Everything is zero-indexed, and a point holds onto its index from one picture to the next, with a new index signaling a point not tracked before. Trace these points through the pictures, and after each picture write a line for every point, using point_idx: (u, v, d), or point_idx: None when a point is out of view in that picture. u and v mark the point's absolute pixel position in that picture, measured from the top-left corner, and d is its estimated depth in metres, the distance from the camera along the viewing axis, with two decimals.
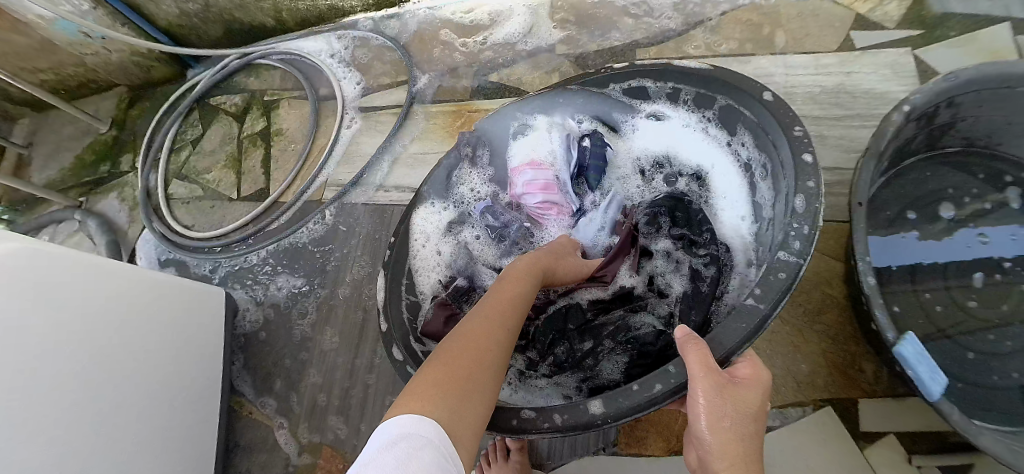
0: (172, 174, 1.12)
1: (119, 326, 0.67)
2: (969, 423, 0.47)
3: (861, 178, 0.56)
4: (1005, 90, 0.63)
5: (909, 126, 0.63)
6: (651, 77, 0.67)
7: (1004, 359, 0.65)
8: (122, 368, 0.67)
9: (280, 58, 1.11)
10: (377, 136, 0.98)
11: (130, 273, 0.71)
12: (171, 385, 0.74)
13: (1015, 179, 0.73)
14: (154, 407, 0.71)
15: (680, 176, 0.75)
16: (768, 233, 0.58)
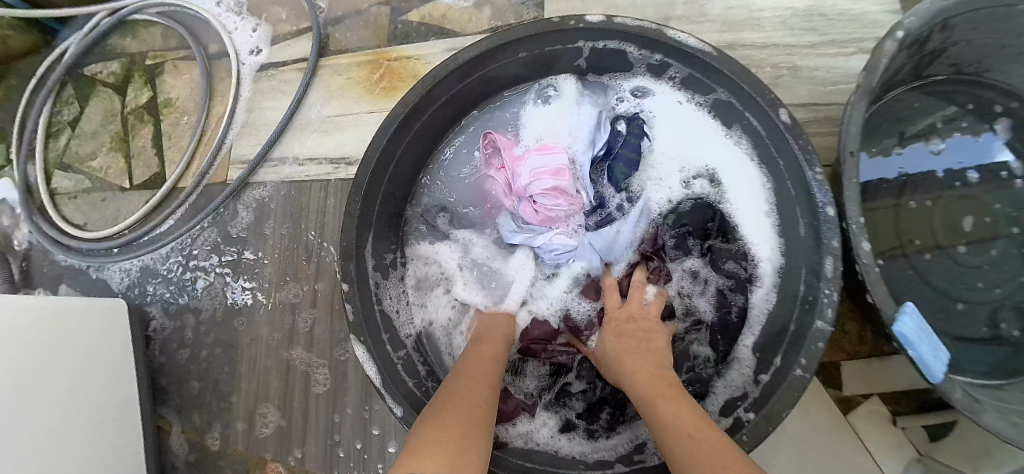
0: (53, 164, 0.94)
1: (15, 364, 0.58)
2: (971, 402, 0.43)
3: (852, 114, 0.47)
4: (1003, 10, 0.53)
5: (901, 55, 0.53)
6: (635, 44, 0.57)
7: (992, 308, 0.60)
8: (49, 407, 0.60)
9: (158, 11, 0.92)
10: (281, 99, 0.84)
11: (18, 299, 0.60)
12: (103, 413, 0.68)
13: (1003, 108, 0.65)
14: (96, 438, 0.65)
15: (694, 173, 0.63)
16: (796, 250, 0.54)
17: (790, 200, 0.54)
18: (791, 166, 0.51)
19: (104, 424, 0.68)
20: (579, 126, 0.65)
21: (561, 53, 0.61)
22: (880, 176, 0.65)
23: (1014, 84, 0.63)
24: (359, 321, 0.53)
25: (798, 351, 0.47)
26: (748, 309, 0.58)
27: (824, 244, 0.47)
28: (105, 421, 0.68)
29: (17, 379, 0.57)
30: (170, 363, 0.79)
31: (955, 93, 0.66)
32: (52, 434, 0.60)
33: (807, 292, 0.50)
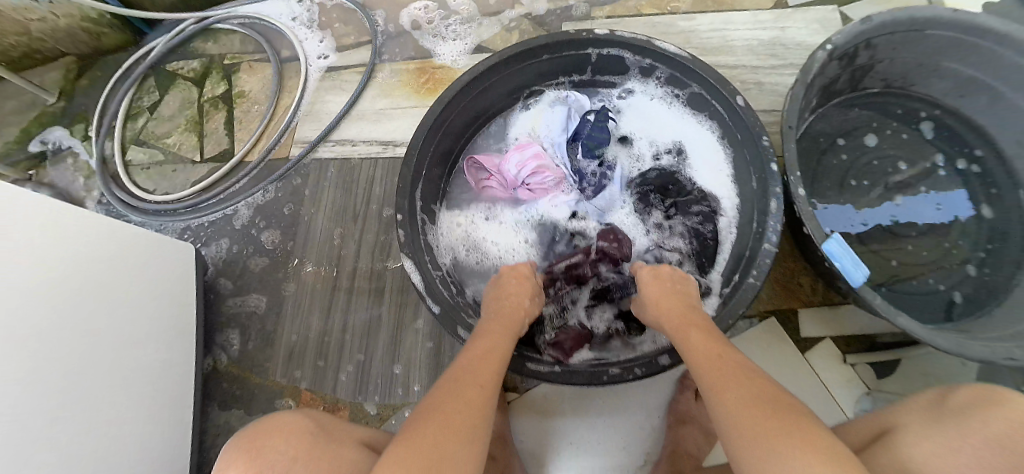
0: (129, 141, 1.09)
1: (106, 276, 0.70)
2: (887, 305, 0.57)
3: (792, 103, 0.65)
4: (915, 34, 0.72)
5: (833, 65, 0.71)
6: (632, 51, 0.74)
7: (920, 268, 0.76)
8: (107, 317, 0.69)
9: (240, 22, 1.10)
10: (341, 95, 1.00)
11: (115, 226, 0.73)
12: (151, 336, 0.76)
13: (929, 115, 0.83)
14: (139, 356, 0.73)
15: (659, 150, 0.80)
16: (749, 200, 0.68)
17: (744, 164, 0.69)
18: (744, 138, 0.67)
19: (151, 346, 0.76)
20: (553, 121, 0.83)
21: (574, 58, 0.78)
22: (844, 227, 0.79)
23: (932, 94, 0.82)
24: (407, 243, 0.66)
25: (750, 266, 0.61)
26: (721, 235, 0.73)
27: (769, 190, 0.62)
28: (152, 344, 0.76)
29: (89, 284, 0.67)
30: (223, 308, 0.90)
31: (890, 103, 0.84)
32: (103, 341, 0.68)
33: (756, 228, 0.64)
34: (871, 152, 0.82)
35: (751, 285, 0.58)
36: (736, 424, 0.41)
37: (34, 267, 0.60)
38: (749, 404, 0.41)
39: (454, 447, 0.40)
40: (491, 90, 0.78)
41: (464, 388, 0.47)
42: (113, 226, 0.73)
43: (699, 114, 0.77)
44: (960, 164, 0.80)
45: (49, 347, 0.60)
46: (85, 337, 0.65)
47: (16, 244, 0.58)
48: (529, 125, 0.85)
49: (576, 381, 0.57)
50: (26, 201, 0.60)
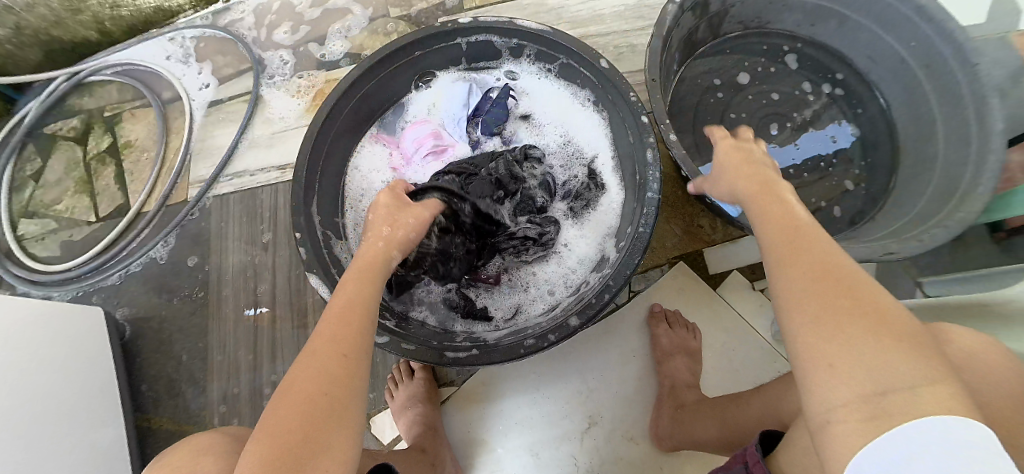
0: (16, 215, 1.02)
1: (15, 355, 0.66)
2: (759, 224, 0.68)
3: (652, 59, 0.70)
4: None
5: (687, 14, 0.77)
6: (497, 33, 0.76)
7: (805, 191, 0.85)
8: (18, 393, 0.65)
9: (113, 71, 1.06)
10: (231, 126, 0.98)
11: (16, 303, 0.70)
12: (73, 408, 0.73)
13: (791, 48, 0.91)
14: (66, 431, 0.70)
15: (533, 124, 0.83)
16: (628, 154, 0.71)
17: (620, 124, 0.72)
18: (615, 99, 0.70)
19: (75, 415, 0.73)
20: (453, 99, 0.84)
21: (446, 50, 0.80)
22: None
23: (787, 29, 0.90)
24: (310, 260, 0.66)
25: (638, 219, 0.64)
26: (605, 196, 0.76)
27: (643, 142, 0.66)
28: (74, 415, 0.72)
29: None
30: (145, 365, 0.87)
31: (751, 42, 0.91)
32: (24, 416, 0.65)
33: (637, 180, 0.68)
34: (744, 89, 0.90)
35: (643, 234, 0.62)
36: (798, 289, 0.37)
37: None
38: (817, 281, 0.37)
39: (323, 427, 0.39)
40: (369, 92, 0.78)
41: (317, 361, 0.42)
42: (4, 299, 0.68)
43: (571, 84, 0.80)
44: (825, 88, 0.90)
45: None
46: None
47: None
48: (419, 116, 0.85)
49: (498, 358, 0.59)
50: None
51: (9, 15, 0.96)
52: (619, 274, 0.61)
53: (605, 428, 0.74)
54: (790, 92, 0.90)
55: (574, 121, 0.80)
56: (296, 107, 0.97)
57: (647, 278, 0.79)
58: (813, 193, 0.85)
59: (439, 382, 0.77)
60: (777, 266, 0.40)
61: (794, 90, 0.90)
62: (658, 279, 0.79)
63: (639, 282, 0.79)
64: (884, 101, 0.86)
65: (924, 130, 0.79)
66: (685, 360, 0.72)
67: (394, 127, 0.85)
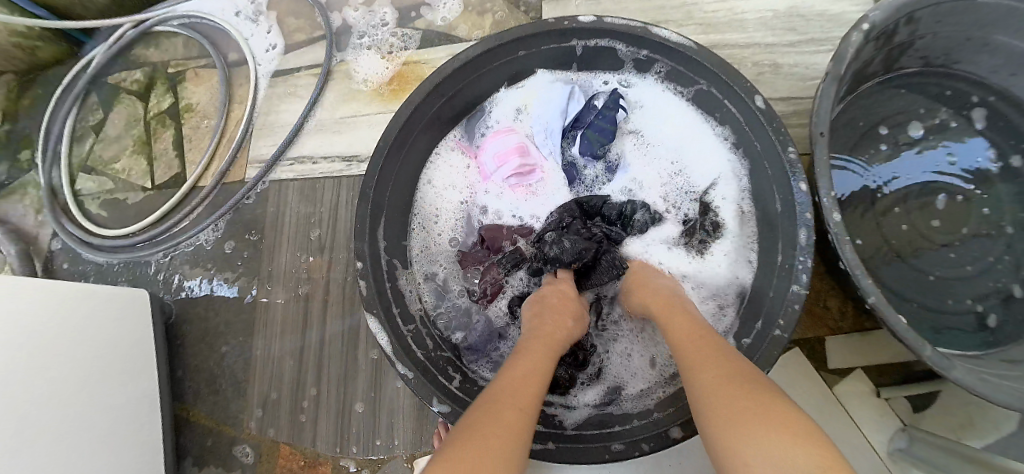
0: (76, 167, 0.99)
1: (44, 347, 0.62)
2: (941, 357, 0.48)
3: (822, 103, 0.53)
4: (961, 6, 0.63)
5: (870, 46, 0.62)
6: (623, 40, 0.61)
7: (967, 284, 0.69)
8: (55, 391, 0.62)
9: (179, 23, 0.97)
10: (297, 102, 0.89)
11: (53, 291, 0.66)
12: (112, 401, 0.69)
13: (982, 101, 0.74)
14: (103, 430, 0.66)
15: (647, 148, 0.69)
16: (771, 218, 0.57)
17: (766, 178, 0.57)
18: (766, 147, 0.55)
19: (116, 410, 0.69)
20: (550, 104, 0.70)
21: (557, 50, 0.66)
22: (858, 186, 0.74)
23: (979, 75, 0.74)
24: (370, 296, 0.57)
25: (776, 313, 0.51)
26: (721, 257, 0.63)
27: (798, 214, 0.52)
28: (116, 411, 0.69)
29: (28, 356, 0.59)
30: (187, 352, 0.83)
31: (929, 84, 0.76)
32: (56, 414, 0.61)
33: (780, 260, 0.54)
34: (913, 144, 0.75)
35: (779, 338, 0.49)
36: (711, 400, 0.38)
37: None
38: (721, 401, 0.37)
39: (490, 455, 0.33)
40: (457, 92, 0.66)
41: (495, 404, 0.39)
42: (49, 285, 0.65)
43: (705, 116, 0.65)
44: (1014, 161, 0.72)
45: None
46: (27, 421, 0.58)
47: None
48: (503, 123, 0.73)
49: (576, 459, 0.49)
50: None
51: None
52: None
53: None
54: (969, 153, 0.74)
55: (698, 154, 0.66)
56: (384, 68, 0.87)
57: None
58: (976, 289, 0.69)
59: None
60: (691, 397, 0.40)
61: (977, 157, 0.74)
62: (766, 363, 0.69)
63: None
64: None
65: None
66: None
67: (477, 132, 0.74)
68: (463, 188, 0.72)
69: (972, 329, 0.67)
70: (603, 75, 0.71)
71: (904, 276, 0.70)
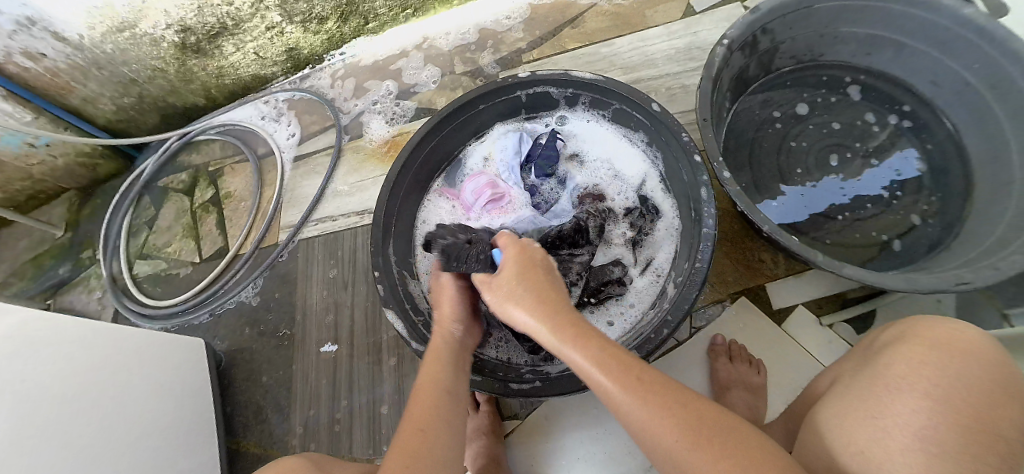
0: (134, 255, 1.18)
1: (125, 376, 0.77)
2: (830, 261, 0.70)
3: (702, 98, 0.80)
4: (802, 10, 0.89)
5: (737, 55, 0.88)
6: (554, 85, 0.84)
7: (865, 223, 0.91)
8: (111, 418, 0.73)
9: (217, 131, 1.22)
10: (316, 177, 1.10)
11: (130, 333, 0.82)
12: (171, 429, 0.81)
13: (854, 79, 0.99)
14: (165, 447, 0.79)
15: (589, 167, 0.91)
16: (683, 190, 0.78)
17: (675, 163, 0.79)
18: (669, 139, 0.77)
19: (166, 436, 0.80)
20: (507, 145, 0.91)
21: (507, 102, 0.88)
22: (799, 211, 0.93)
23: (839, 61, 0.99)
24: (387, 296, 0.74)
25: (696, 253, 0.69)
26: (657, 232, 0.83)
27: (697, 179, 0.72)
28: (166, 438, 0.80)
29: (85, 389, 0.71)
30: (238, 392, 0.98)
31: (806, 74, 1.01)
32: (133, 429, 0.75)
33: (694, 214, 0.74)
34: (804, 120, 0.99)
35: (698, 269, 0.67)
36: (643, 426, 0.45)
37: (20, 381, 0.63)
38: (693, 438, 0.42)
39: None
40: (438, 141, 0.87)
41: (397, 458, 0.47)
42: (101, 328, 0.78)
43: (624, 128, 0.88)
44: (894, 119, 0.96)
45: (53, 457, 0.63)
46: (89, 443, 0.68)
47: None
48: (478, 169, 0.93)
49: (557, 391, 0.63)
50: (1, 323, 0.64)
51: (134, 88, 1.12)
52: (678, 305, 0.66)
53: None
54: (853, 122, 0.97)
55: (625, 163, 0.89)
56: (388, 128, 1.11)
57: (708, 315, 0.86)
58: (874, 226, 0.90)
59: (503, 416, 0.83)
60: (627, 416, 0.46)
61: (857, 121, 0.97)
62: (720, 314, 0.86)
63: (702, 318, 0.86)
64: (953, 127, 0.92)
65: (1001, 147, 0.84)
66: (743, 393, 0.76)
67: (456, 179, 0.93)
68: (451, 219, 0.90)
69: (881, 253, 0.88)
70: (544, 119, 0.94)
71: (813, 223, 0.92)
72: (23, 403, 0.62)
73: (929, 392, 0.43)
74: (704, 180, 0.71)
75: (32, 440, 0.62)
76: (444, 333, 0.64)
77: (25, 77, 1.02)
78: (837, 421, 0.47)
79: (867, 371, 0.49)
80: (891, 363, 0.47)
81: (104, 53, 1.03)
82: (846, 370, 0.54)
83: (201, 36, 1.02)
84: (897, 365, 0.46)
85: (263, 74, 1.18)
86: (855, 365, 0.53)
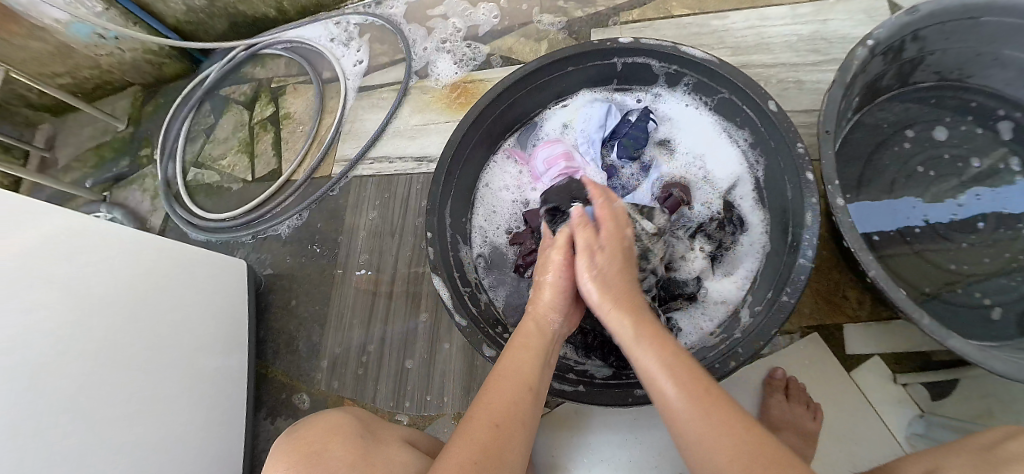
0: (189, 163, 1.17)
1: (167, 289, 0.77)
2: (937, 327, 0.62)
3: (829, 104, 0.69)
4: (968, 21, 0.75)
5: (877, 59, 0.75)
6: (658, 58, 0.75)
7: (978, 280, 0.79)
8: (152, 334, 0.73)
9: (284, 47, 1.16)
10: (377, 113, 1.04)
11: (174, 246, 0.81)
12: (204, 346, 0.82)
13: (1007, 115, 0.85)
14: (198, 364, 0.80)
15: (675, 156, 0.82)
16: (781, 207, 0.70)
17: (778, 173, 0.70)
18: (780, 145, 0.67)
19: (201, 359, 0.80)
20: (590, 116, 0.83)
21: (599, 69, 0.79)
22: (894, 226, 0.83)
23: (987, 87, 0.85)
24: (436, 261, 0.70)
25: (786, 285, 0.62)
26: (737, 245, 0.75)
27: (806, 200, 0.63)
28: (199, 360, 0.80)
29: (133, 301, 0.71)
30: (273, 319, 0.98)
31: (946, 94, 0.87)
32: (169, 342, 0.75)
33: (790, 239, 0.66)
34: (940, 145, 0.86)
35: (786, 302, 0.61)
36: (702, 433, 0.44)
37: (70, 285, 0.63)
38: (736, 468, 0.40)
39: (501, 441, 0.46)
40: (518, 99, 0.79)
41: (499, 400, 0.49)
42: (153, 241, 0.77)
43: (725, 120, 0.78)
44: None
45: (99, 364, 0.64)
46: (129, 354, 0.69)
47: (48, 268, 0.60)
48: (552, 136, 0.85)
49: (604, 400, 0.62)
50: (58, 224, 0.64)
51: None
52: (753, 339, 0.61)
53: None
54: (992, 159, 0.84)
55: (717, 159, 0.79)
56: (456, 72, 1.03)
57: (773, 345, 0.83)
58: (983, 286, 0.78)
59: None
60: (675, 413, 0.46)
61: (998, 163, 0.83)
62: (787, 346, 0.83)
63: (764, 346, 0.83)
64: None
65: None
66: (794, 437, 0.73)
67: (527, 143, 0.86)
68: (515, 186, 0.84)
69: (980, 321, 0.77)
70: (636, 93, 0.84)
71: (914, 266, 0.81)
72: (73, 309, 0.63)
73: None
74: (814, 203, 0.62)
75: (72, 343, 0.62)
76: (542, 323, 0.58)
77: None
78: None
79: None
80: None
81: None
82: (954, 465, 0.46)
83: None
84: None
85: None
86: (969, 466, 0.44)
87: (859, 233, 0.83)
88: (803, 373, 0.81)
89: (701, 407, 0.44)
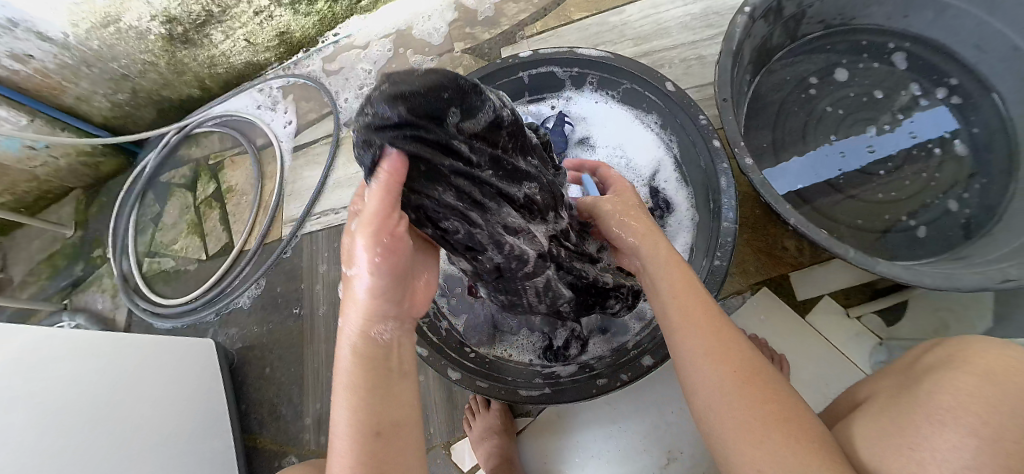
0: (143, 254, 1.17)
1: (139, 382, 0.77)
2: (861, 257, 0.67)
3: (721, 73, 0.74)
4: None
5: (759, 23, 0.81)
6: (560, 64, 0.79)
7: (900, 205, 0.84)
8: (124, 439, 0.71)
9: (214, 123, 1.18)
10: (315, 168, 1.07)
11: (138, 339, 0.81)
12: (188, 430, 0.82)
13: (898, 46, 0.90)
14: (185, 448, 0.80)
15: (598, 151, 0.86)
16: (700, 178, 0.74)
17: (690, 147, 0.74)
18: (685, 121, 0.72)
19: (180, 455, 0.78)
20: None
21: (509, 85, 0.83)
22: (816, 180, 0.88)
23: (880, 23, 0.90)
24: None
25: (715, 249, 0.67)
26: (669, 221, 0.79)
27: (716, 168, 0.68)
28: (179, 452, 0.79)
29: (108, 402, 0.71)
30: (252, 390, 0.98)
31: (837, 41, 0.93)
32: (153, 433, 0.76)
33: (712, 206, 0.70)
34: (844, 86, 0.92)
35: (718, 267, 0.64)
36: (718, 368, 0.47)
37: (24, 410, 0.61)
38: (741, 395, 0.44)
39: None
40: None
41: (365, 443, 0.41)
42: (115, 339, 0.78)
43: (634, 109, 0.82)
44: (941, 93, 0.88)
45: (89, 470, 0.65)
46: (101, 466, 0.67)
47: (17, 390, 0.61)
48: None
49: (571, 396, 0.65)
50: (20, 344, 0.65)
51: (127, 83, 1.09)
52: None
53: (684, 464, 0.77)
54: (890, 90, 0.90)
55: (636, 146, 0.83)
56: None
57: (728, 306, 0.87)
58: (903, 210, 0.84)
59: (515, 413, 0.85)
60: (691, 354, 0.49)
61: (897, 92, 0.89)
62: (741, 305, 0.86)
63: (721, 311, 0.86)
64: (1000, 97, 0.84)
65: None
66: None
67: None
68: None
69: (907, 241, 0.82)
70: (549, 101, 0.88)
71: (840, 206, 0.86)
72: (51, 423, 0.63)
73: (974, 429, 0.37)
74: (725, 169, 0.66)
75: (58, 456, 0.62)
76: (369, 333, 0.45)
77: (15, 81, 0.99)
78: (870, 449, 0.43)
79: (909, 396, 0.44)
80: (932, 392, 0.41)
81: (91, 51, 0.99)
82: (891, 384, 0.50)
83: (188, 25, 0.97)
84: (941, 395, 0.40)
85: (256, 60, 1.13)
86: (898, 386, 0.47)
87: (783, 194, 0.88)
88: (763, 328, 0.85)
89: (708, 339, 0.48)
